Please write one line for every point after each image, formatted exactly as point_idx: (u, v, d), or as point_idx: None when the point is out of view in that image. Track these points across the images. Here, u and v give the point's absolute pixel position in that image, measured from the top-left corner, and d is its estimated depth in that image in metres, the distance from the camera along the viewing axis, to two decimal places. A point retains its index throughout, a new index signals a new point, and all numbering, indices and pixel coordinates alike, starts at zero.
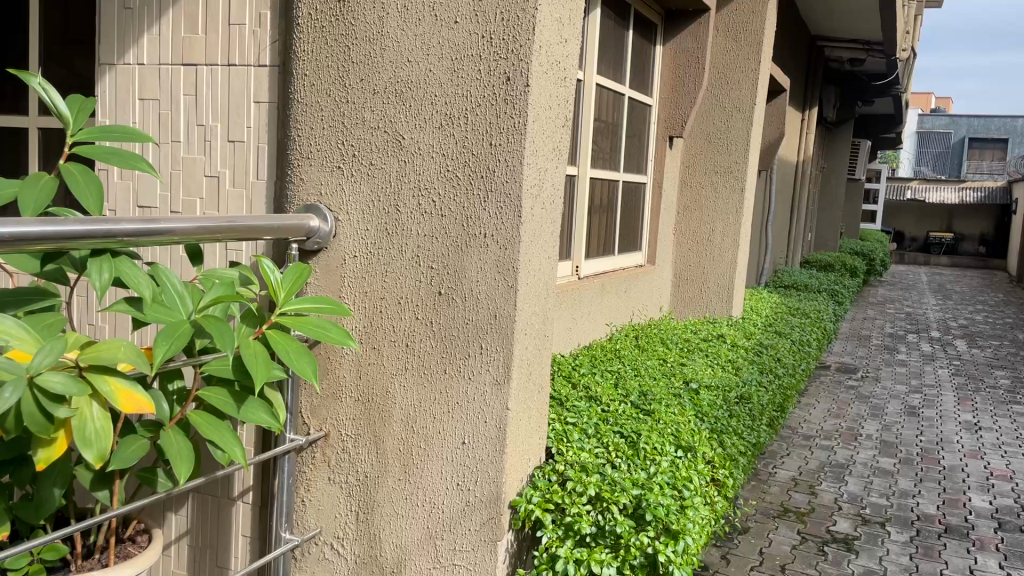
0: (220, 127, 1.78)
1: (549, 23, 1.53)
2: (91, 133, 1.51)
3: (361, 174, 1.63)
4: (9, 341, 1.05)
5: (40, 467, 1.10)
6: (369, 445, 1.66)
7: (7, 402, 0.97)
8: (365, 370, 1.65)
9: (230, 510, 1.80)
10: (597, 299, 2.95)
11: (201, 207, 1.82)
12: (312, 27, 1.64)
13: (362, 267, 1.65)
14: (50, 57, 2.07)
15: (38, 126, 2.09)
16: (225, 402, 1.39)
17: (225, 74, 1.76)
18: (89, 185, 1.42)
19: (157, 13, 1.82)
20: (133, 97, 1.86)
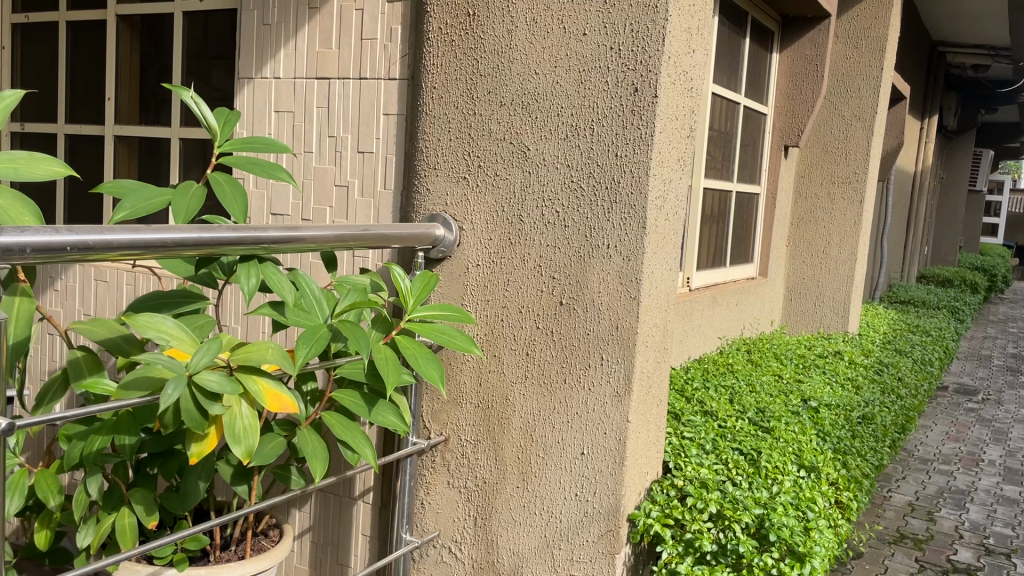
0: (351, 138, 1.84)
1: (679, 33, 1.50)
2: (235, 144, 1.58)
3: (485, 185, 1.65)
4: (170, 341, 1.11)
5: (192, 461, 1.16)
6: (488, 452, 1.67)
7: (170, 398, 1.03)
8: (485, 378, 1.66)
9: (352, 509, 1.86)
10: (708, 311, 2.90)
11: (330, 215, 1.88)
12: (442, 42, 1.67)
13: (485, 276, 1.66)
14: (192, 71, 2.19)
15: (179, 136, 2.20)
16: (356, 404, 1.44)
17: (357, 87, 1.82)
18: (235, 194, 1.51)
19: (294, 29, 1.90)
20: (269, 110, 1.95)
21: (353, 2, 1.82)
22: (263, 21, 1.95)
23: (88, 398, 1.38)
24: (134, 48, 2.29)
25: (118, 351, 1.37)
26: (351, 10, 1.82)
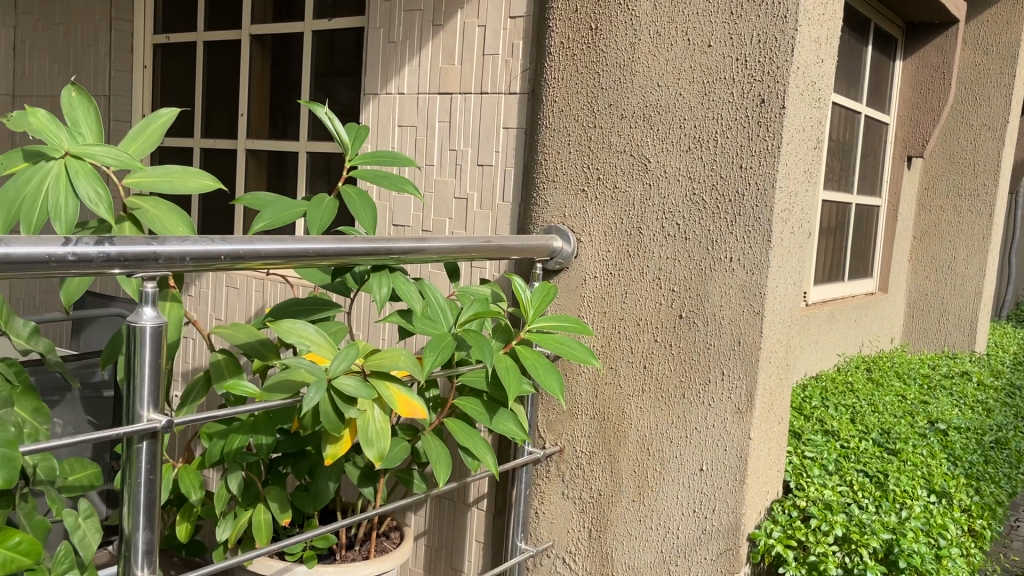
0: (471, 152, 1.88)
1: (808, 43, 1.47)
2: (366, 158, 1.64)
3: (605, 197, 1.64)
4: (311, 346, 1.17)
5: (327, 462, 1.20)
6: (604, 464, 1.66)
7: (312, 401, 1.09)
8: (601, 390, 1.65)
9: (466, 515, 1.89)
10: (825, 327, 2.81)
11: (450, 226, 1.93)
12: (564, 56, 1.68)
13: (603, 288, 1.65)
14: (319, 88, 2.28)
15: (307, 150, 2.30)
16: (478, 411, 1.46)
17: (478, 101, 1.86)
18: (365, 206, 1.57)
19: (418, 46, 1.96)
20: (393, 124, 2.02)
21: (475, 17, 1.85)
22: (388, 39, 2.01)
23: (228, 399, 1.46)
24: (265, 67, 2.40)
25: (257, 354, 1.46)
26: (474, 26, 1.86)
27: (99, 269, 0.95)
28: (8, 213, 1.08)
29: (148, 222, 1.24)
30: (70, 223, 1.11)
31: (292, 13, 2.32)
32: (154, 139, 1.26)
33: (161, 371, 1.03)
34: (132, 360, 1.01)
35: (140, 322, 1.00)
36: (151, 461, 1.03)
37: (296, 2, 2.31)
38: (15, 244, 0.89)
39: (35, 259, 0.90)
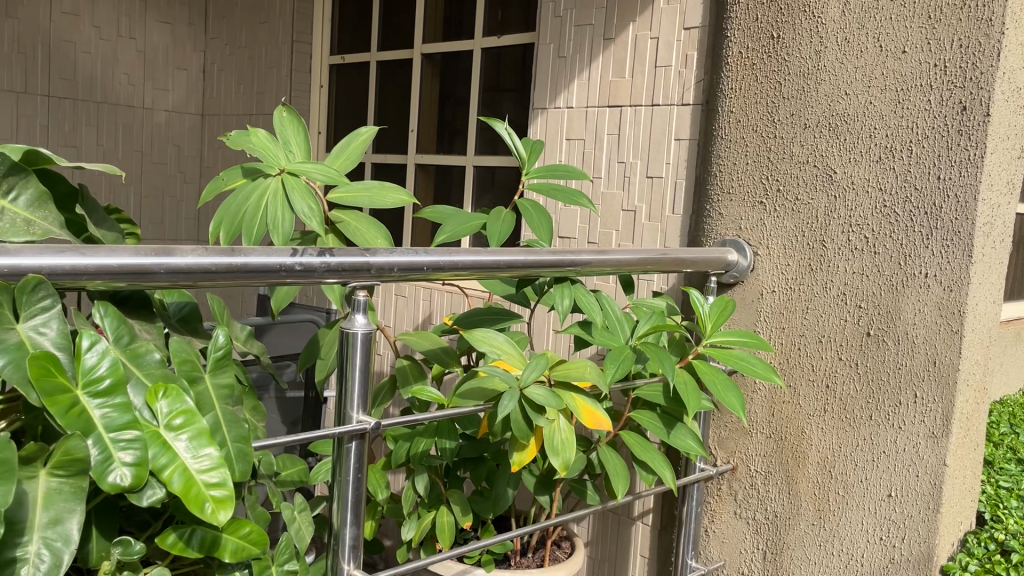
0: (641, 164, 1.87)
1: (1015, 46, 1.38)
2: (540, 172, 1.64)
3: (785, 209, 1.59)
4: (501, 355, 1.19)
5: (514, 469, 1.22)
6: (781, 485, 1.61)
7: (506, 409, 1.10)
8: (779, 408, 1.60)
9: (631, 528, 1.87)
10: (1010, 349, 2.62)
11: (617, 238, 1.93)
12: (742, 66, 1.64)
13: (782, 303, 1.60)
14: (486, 103, 2.34)
15: (473, 164, 2.36)
16: (656, 426, 1.43)
17: (649, 113, 1.85)
18: (541, 216, 1.58)
19: (588, 60, 1.97)
20: (561, 138, 2.04)
21: (647, 30, 1.85)
22: (558, 54, 2.04)
23: (413, 403, 1.52)
24: (434, 84, 2.49)
25: (439, 361, 1.51)
26: (646, 38, 1.85)
27: (320, 279, 1.01)
28: (233, 227, 1.19)
29: (349, 234, 1.33)
30: (286, 235, 1.20)
31: (461, 31, 2.40)
32: (356, 156, 1.33)
33: (369, 376, 1.09)
34: (344, 364, 1.08)
35: (352, 328, 1.06)
36: (359, 461, 1.08)
37: (466, 21, 2.38)
38: (252, 254, 0.95)
39: (268, 268, 0.96)
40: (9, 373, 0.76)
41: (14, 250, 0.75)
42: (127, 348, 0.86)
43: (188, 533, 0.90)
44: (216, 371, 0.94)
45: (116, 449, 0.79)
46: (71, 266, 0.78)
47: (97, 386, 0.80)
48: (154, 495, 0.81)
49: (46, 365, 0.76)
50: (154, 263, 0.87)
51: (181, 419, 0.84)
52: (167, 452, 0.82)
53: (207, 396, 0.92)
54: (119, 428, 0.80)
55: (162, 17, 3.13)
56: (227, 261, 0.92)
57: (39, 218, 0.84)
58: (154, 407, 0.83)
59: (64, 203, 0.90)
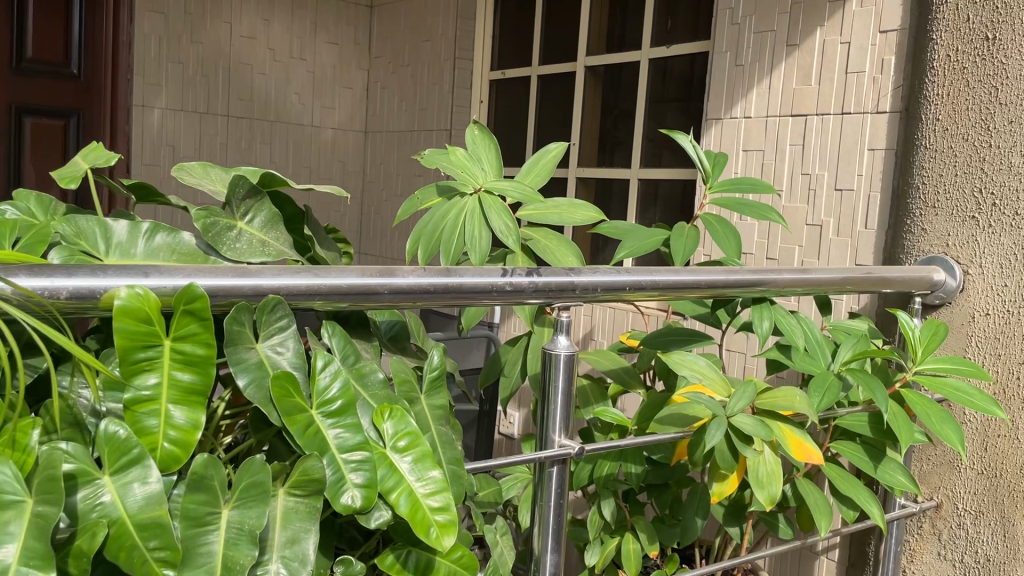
0: (828, 176, 1.77)
1: None
2: (725, 185, 1.56)
3: (1003, 225, 1.44)
4: (704, 380, 1.12)
5: (713, 500, 1.16)
6: (995, 527, 1.47)
7: (715, 438, 1.03)
8: (993, 442, 1.47)
9: (814, 563, 1.76)
10: None
11: (801, 255, 1.83)
12: (950, 69, 1.51)
13: (996, 327, 1.47)
14: (652, 114, 2.29)
15: (639, 177, 2.31)
16: (862, 460, 1.33)
17: (838, 121, 1.75)
18: (728, 233, 1.48)
19: (769, 68, 1.89)
20: (737, 148, 1.96)
21: (837, 35, 1.76)
22: (735, 62, 1.97)
23: (594, 424, 1.49)
24: (597, 96, 2.46)
25: (621, 381, 1.46)
26: (836, 43, 1.76)
27: (528, 299, 0.99)
28: (431, 244, 1.21)
29: (539, 252, 1.30)
30: (484, 253, 1.19)
31: (627, 42, 2.36)
32: (546, 173, 1.31)
33: (572, 399, 1.05)
34: (547, 386, 1.05)
35: (555, 350, 1.03)
36: (560, 486, 1.05)
37: (632, 32, 2.34)
38: (466, 274, 0.94)
39: (482, 289, 0.95)
40: (251, 393, 0.77)
41: (258, 271, 0.76)
42: (353, 368, 0.86)
43: (404, 555, 0.89)
44: (432, 391, 0.93)
45: (348, 470, 0.79)
46: (307, 285, 0.78)
47: (329, 407, 0.80)
48: (381, 516, 0.81)
49: (286, 386, 0.77)
50: (380, 284, 0.87)
51: (405, 441, 0.84)
52: (394, 474, 0.82)
53: (423, 417, 0.92)
54: (350, 449, 0.80)
55: (330, 38, 3.26)
56: (444, 282, 0.91)
57: (273, 239, 0.86)
58: (380, 428, 0.84)
59: (292, 224, 0.92)
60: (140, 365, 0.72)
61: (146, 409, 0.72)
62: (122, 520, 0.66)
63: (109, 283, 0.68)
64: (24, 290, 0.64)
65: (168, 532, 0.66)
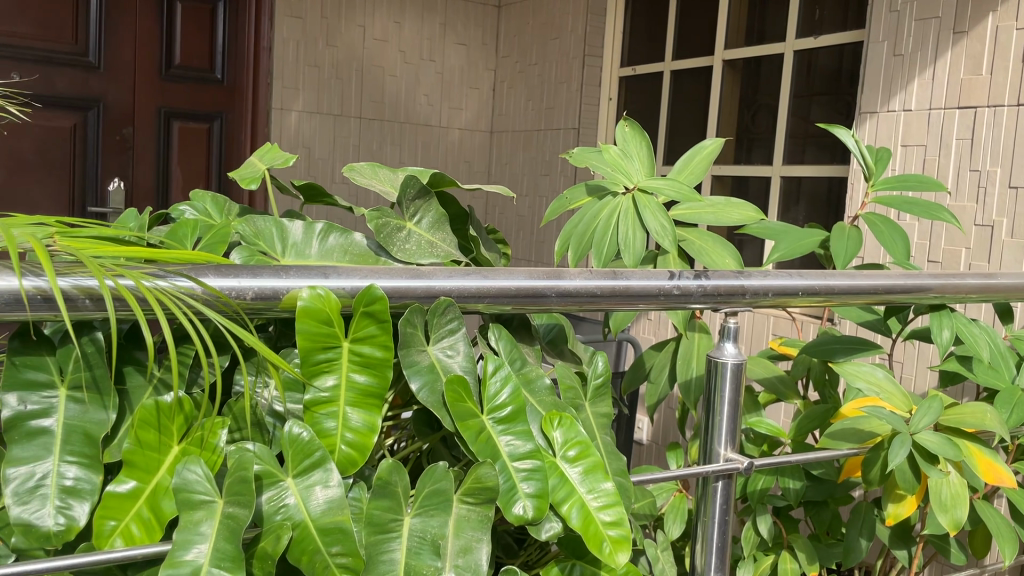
0: (1001, 173, 1.64)
1: None
2: (890, 182, 1.46)
3: None
4: (881, 395, 1.06)
5: (888, 522, 1.09)
6: None
7: (899, 457, 0.96)
8: None
9: None
10: None
11: (968, 258, 1.70)
12: None
13: None
14: (796, 109, 2.19)
15: (781, 174, 2.22)
16: None
17: (1013, 114, 1.62)
18: (894, 234, 1.39)
19: (933, 58, 1.77)
20: (894, 143, 1.84)
21: (1013, 20, 1.62)
22: (893, 52, 1.85)
23: (748, 436, 1.42)
24: (736, 91, 2.37)
25: (775, 391, 1.40)
26: (1011, 29, 1.62)
27: (695, 303, 0.94)
28: (582, 246, 1.17)
29: (694, 253, 1.24)
30: (638, 256, 1.14)
31: (769, 35, 2.26)
32: (701, 171, 1.25)
33: (739, 409, 1.00)
34: (712, 395, 0.99)
35: (721, 357, 0.98)
36: (725, 501, 1.00)
37: (775, 24, 2.25)
38: (633, 277, 0.90)
39: (649, 293, 0.91)
40: (425, 397, 0.76)
41: (431, 272, 0.74)
42: (520, 373, 0.83)
43: (569, 567, 0.86)
44: (596, 399, 0.89)
45: (519, 479, 0.76)
46: (477, 287, 0.75)
47: (499, 413, 0.78)
48: (552, 528, 0.78)
49: (459, 390, 0.75)
50: (546, 286, 0.84)
51: (575, 451, 0.80)
52: (565, 485, 0.79)
53: (589, 425, 0.88)
54: (520, 457, 0.77)
55: (459, 38, 3.29)
56: (611, 285, 0.87)
57: (440, 240, 0.84)
58: (550, 436, 0.81)
59: (456, 224, 0.90)
60: (320, 366, 0.71)
61: (324, 410, 0.71)
62: (304, 524, 0.65)
63: (292, 284, 0.67)
64: (215, 290, 0.63)
65: (350, 538, 0.65)
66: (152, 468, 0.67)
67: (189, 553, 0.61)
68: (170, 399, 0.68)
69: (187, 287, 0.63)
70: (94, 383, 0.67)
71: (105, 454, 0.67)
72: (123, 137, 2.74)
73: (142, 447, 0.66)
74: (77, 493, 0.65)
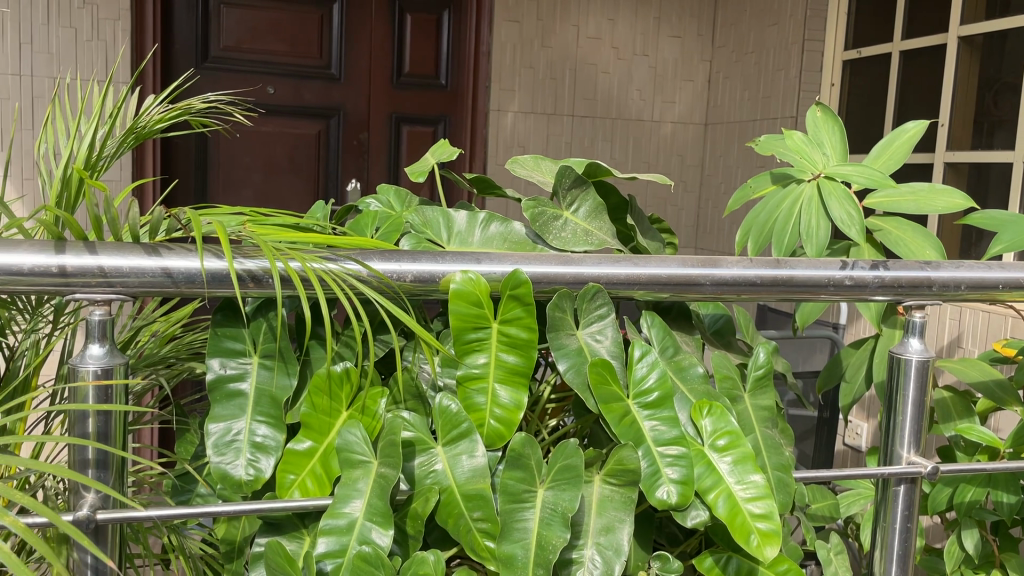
0: None
1: None
2: None
3: None
4: None
5: None
6: None
7: None
8: None
9: None
10: None
11: None
12: None
13: None
14: None
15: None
16: None
17: None
18: None
19: None
20: None
21: None
22: None
23: (959, 443, 1.30)
24: (973, 70, 2.16)
25: (990, 395, 1.26)
26: None
27: (874, 295, 0.87)
28: (762, 237, 1.16)
29: (889, 244, 1.17)
30: (821, 245, 1.09)
31: (1015, 5, 2.03)
32: (900, 156, 1.16)
33: (925, 410, 0.93)
34: (894, 395, 0.93)
35: (905, 354, 0.91)
36: (908, 507, 0.93)
37: None
38: (798, 266, 0.86)
39: (817, 283, 0.86)
40: (571, 378, 0.78)
41: (580, 259, 0.76)
42: (672, 360, 0.84)
43: (724, 559, 0.85)
44: (756, 390, 0.88)
45: (664, 464, 0.77)
46: (627, 274, 0.77)
47: (646, 398, 0.79)
48: (697, 516, 0.78)
49: (602, 373, 0.77)
50: (700, 275, 0.82)
51: (725, 440, 0.80)
52: (712, 473, 0.79)
53: (748, 417, 0.87)
54: (666, 442, 0.78)
55: (673, 31, 3.26)
56: (773, 275, 0.84)
57: (596, 229, 0.87)
58: (699, 424, 0.81)
59: (615, 213, 0.92)
60: (471, 345, 0.77)
61: (475, 386, 0.76)
62: (451, 488, 0.71)
63: (446, 268, 0.72)
64: (377, 272, 0.70)
65: (490, 505, 0.70)
66: (325, 430, 0.75)
67: (347, 507, 0.69)
68: (340, 369, 0.76)
69: (354, 269, 0.71)
70: (279, 352, 0.76)
71: (288, 415, 0.77)
72: (359, 142, 3.01)
73: (316, 411, 0.75)
74: (264, 448, 0.74)
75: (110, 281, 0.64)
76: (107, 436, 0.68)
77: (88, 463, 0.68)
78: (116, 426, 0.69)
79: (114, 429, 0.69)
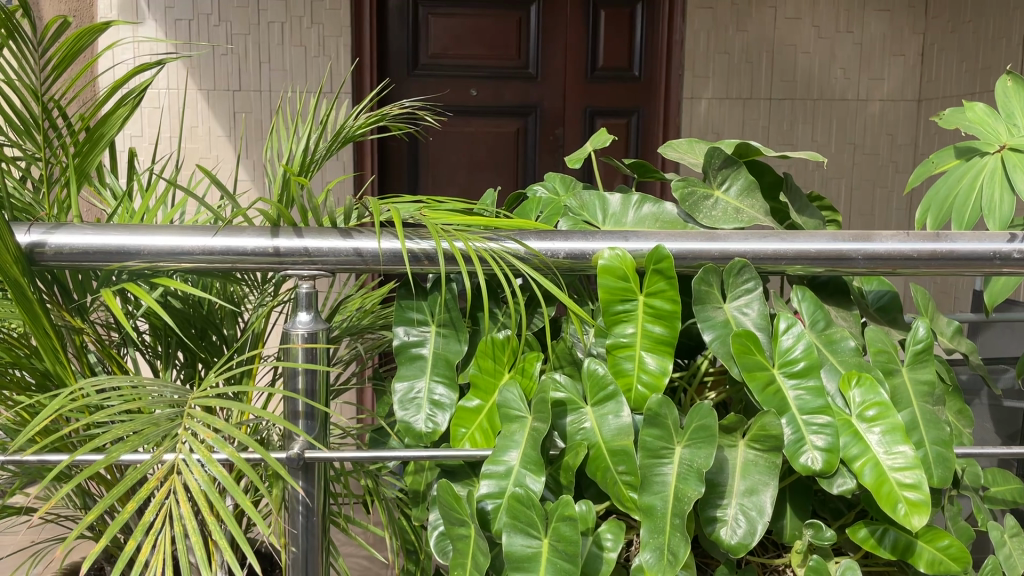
0: None
1: None
2: None
3: None
4: None
5: None
6: None
7: None
8: None
9: None
10: None
11: None
12: None
13: None
14: None
15: None
16: None
17: None
18: None
19: None
20: None
21: None
22: None
23: None
24: None
25: None
26: None
27: None
28: (942, 212, 1.12)
29: None
30: (1003, 219, 1.03)
31: None
32: None
33: None
34: None
35: None
36: None
37: None
38: (959, 240, 0.81)
39: (983, 257, 0.81)
40: (716, 348, 0.83)
41: (725, 236, 0.80)
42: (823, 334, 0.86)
43: (881, 531, 0.85)
44: (915, 365, 0.87)
45: (809, 432, 0.80)
46: (773, 249, 0.80)
47: (792, 367, 0.82)
48: (844, 484, 0.80)
49: (746, 343, 0.81)
50: (853, 249, 0.79)
51: (874, 411, 0.81)
52: (859, 443, 0.80)
53: (905, 391, 0.86)
54: (812, 412, 0.81)
55: (882, 4, 3.08)
56: (931, 248, 0.80)
57: (747, 206, 0.90)
58: (847, 395, 0.82)
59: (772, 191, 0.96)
60: (619, 316, 0.83)
61: (624, 353, 0.83)
62: (599, 444, 0.79)
63: (595, 247, 0.79)
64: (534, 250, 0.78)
65: (633, 460, 0.77)
66: (490, 390, 0.86)
67: (507, 455, 0.79)
68: (502, 336, 0.86)
69: (512, 248, 0.79)
70: (453, 321, 0.87)
71: (461, 376, 0.87)
72: (555, 137, 3.14)
73: (484, 373, 0.85)
74: (440, 405, 0.85)
75: (313, 260, 0.77)
76: (312, 392, 0.81)
77: (299, 414, 0.82)
78: (320, 383, 0.81)
79: (318, 386, 0.81)
